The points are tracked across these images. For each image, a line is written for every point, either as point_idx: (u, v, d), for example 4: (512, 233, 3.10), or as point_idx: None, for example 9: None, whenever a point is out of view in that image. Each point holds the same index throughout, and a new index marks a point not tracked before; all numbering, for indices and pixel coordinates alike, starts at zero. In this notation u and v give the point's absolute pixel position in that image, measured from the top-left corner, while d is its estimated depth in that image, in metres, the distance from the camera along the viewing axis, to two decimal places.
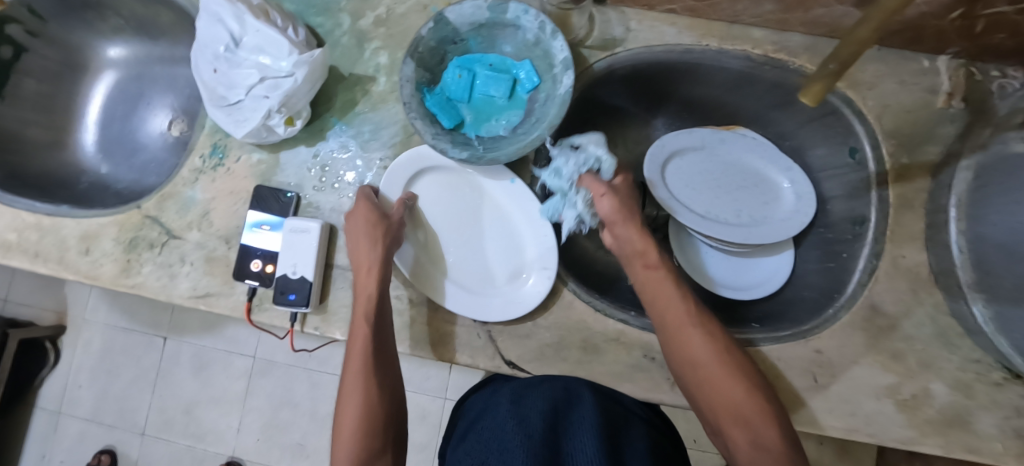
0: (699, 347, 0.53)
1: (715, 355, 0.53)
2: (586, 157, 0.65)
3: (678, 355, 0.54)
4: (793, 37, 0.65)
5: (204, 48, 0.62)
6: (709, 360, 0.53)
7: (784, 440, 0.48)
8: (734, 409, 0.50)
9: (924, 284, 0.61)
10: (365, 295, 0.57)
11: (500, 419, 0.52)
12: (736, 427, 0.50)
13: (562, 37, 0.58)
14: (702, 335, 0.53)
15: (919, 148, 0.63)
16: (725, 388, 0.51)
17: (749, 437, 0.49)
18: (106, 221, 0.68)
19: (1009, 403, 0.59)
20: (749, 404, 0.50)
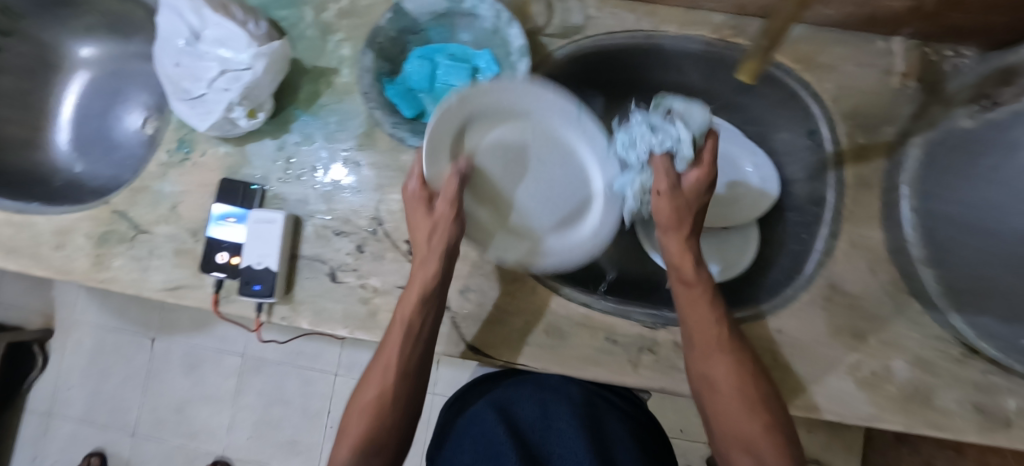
0: (723, 375, 0.52)
1: (730, 382, 0.52)
2: (667, 138, 0.56)
3: (697, 374, 0.53)
4: (751, 22, 0.65)
5: (166, 41, 0.62)
6: (729, 389, 0.52)
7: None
8: (735, 442, 0.50)
9: (883, 262, 0.62)
10: (428, 289, 0.55)
11: (489, 423, 0.70)
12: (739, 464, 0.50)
13: (517, 24, 0.59)
14: (728, 365, 0.52)
15: (876, 128, 0.63)
16: (731, 421, 0.51)
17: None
18: (76, 216, 0.68)
19: (969, 377, 0.60)
20: (766, 442, 0.50)
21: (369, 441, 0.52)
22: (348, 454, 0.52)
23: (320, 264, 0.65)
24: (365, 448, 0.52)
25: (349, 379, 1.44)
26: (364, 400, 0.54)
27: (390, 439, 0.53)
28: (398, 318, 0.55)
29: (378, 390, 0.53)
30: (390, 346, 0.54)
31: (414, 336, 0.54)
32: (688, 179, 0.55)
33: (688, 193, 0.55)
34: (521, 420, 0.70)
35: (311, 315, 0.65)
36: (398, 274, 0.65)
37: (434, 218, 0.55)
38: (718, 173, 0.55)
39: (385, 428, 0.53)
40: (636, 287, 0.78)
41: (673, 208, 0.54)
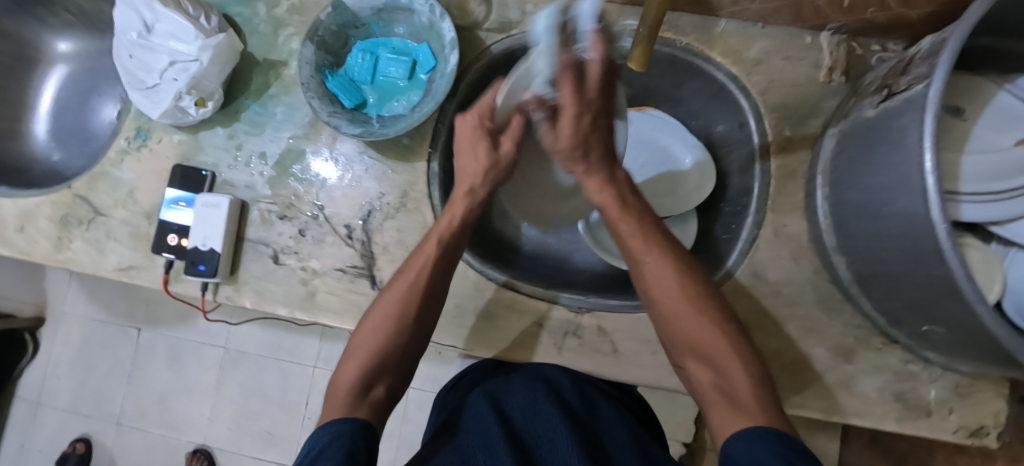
0: (661, 284, 0.55)
1: (681, 285, 0.54)
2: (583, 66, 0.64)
3: (645, 283, 0.56)
4: (682, 17, 0.67)
5: (121, 34, 0.66)
6: (674, 297, 0.54)
7: (753, 381, 0.49)
8: (699, 344, 0.52)
9: (806, 251, 0.64)
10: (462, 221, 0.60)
11: (483, 414, 0.58)
12: (703, 365, 0.52)
13: (448, 18, 0.63)
14: (664, 271, 0.55)
15: (803, 121, 0.65)
16: (692, 326, 0.53)
17: (714, 378, 0.51)
18: (40, 200, 0.72)
19: (889, 366, 0.62)
20: (714, 344, 0.52)
21: (377, 366, 0.55)
22: (356, 374, 0.55)
23: (264, 247, 0.69)
24: (368, 375, 0.55)
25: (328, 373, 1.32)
26: (370, 329, 0.57)
27: (395, 366, 0.57)
28: (434, 236, 0.59)
29: (388, 316, 0.57)
30: (417, 267, 0.58)
31: (445, 262, 0.59)
32: (562, 132, 0.53)
33: (569, 143, 0.54)
34: (514, 411, 0.59)
35: (253, 294, 0.68)
36: (336, 257, 0.67)
37: (496, 155, 0.59)
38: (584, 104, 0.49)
39: (395, 354, 0.56)
40: (578, 274, 0.80)
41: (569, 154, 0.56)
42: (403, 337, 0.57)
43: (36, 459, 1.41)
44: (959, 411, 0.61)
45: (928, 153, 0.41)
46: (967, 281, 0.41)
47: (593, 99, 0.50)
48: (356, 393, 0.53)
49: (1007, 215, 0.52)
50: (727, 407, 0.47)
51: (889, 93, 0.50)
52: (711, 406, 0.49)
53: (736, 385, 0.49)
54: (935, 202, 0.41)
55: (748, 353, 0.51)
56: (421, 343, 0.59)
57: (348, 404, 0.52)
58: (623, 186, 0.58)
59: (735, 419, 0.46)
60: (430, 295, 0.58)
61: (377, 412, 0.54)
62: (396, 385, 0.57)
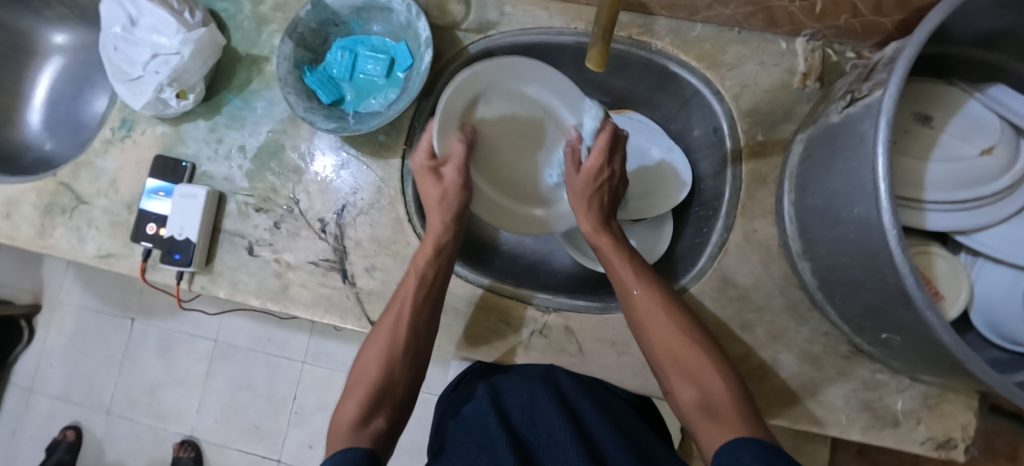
0: (647, 309, 0.55)
1: (663, 308, 0.55)
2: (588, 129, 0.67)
3: (631, 310, 0.57)
4: (658, 20, 0.67)
5: (106, 27, 0.68)
6: (658, 318, 0.54)
7: (733, 391, 0.49)
8: (682, 362, 0.52)
9: (775, 256, 0.64)
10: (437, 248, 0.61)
11: (482, 408, 0.58)
12: (686, 382, 0.51)
13: (423, 17, 0.64)
14: (644, 295, 0.56)
15: (776, 126, 0.65)
16: (668, 341, 0.53)
17: (697, 395, 0.50)
18: (26, 187, 0.74)
19: (856, 375, 0.61)
20: (693, 355, 0.52)
21: (376, 398, 0.53)
22: (355, 410, 0.52)
23: (239, 239, 0.70)
24: (370, 406, 0.52)
25: (317, 369, 1.30)
26: (368, 360, 0.56)
27: (392, 397, 0.54)
28: (413, 267, 0.60)
29: (387, 343, 0.56)
30: (402, 297, 0.58)
31: (427, 287, 0.59)
32: (580, 177, 0.64)
33: (581, 186, 0.64)
34: (513, 408, 0.58)
35: (227, 285, 0.69)
36: (310, 250, 0.68)
37: (444, 185, 0.62)
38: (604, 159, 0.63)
39: (394, 385, 0.55)
40: (554, 272, 0.80)
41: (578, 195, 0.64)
42: (398, 363, 0.56)
43: (26, 445, 1.38)
44: (927, 422, 0.60)
45: (881, 155, 0.41)
46: (916, 287, 0.40)
47: (613, 170, 0.65)
48: (358, 425, 0.50)
49: (971, 225, 0.53)
50: (710, 422, 0.47)
51: (851, 99, 0.49)
52: (696, 424, 0.49)
53: (716, 396, 0.49)
54: (886, 207, 0.41)
55: (725, 366, 0.52)
56: (417, 373, 0.58)
57: (351, 436, 0.49)
58: (615, 232, 0.63)
59: (721, 432, 0.45)
60: (417, 324, 0.58)
61: (381, 444, 0.50)
62: (396, 418, 0.54)
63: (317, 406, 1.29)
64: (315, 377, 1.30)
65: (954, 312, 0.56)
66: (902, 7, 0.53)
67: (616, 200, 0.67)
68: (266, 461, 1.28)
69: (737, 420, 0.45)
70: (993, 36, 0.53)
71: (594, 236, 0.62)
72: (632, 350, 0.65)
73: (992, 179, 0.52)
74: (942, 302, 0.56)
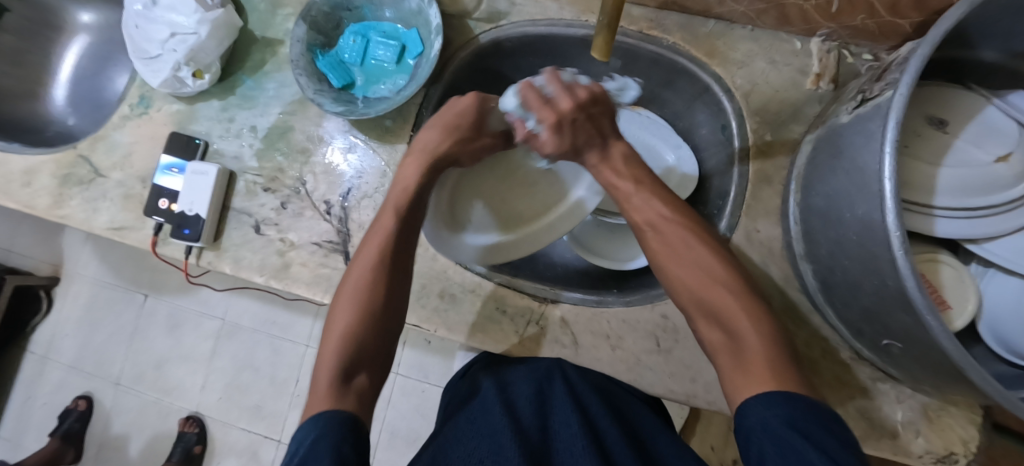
0: (668, 249, 0.52)
1: (688, 249, 0.52)
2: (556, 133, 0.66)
3: (656, 262, 0.54)
4: (670, 16, 0.67)
5: (129, 5, 0.70)
6: (687, 255, 0.52)
7: (768, 336, 0.45)
8: (710, 307, 0.49)
9: (776, 258, 0.63)
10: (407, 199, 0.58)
11: (489, 401, 0.59)
12: (713, 328, 0.49)
13: (434, 5, 0.64)
14: (664, 233, 0.53)
15: (784, 126, 0.64)
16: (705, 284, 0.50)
17: (724, 338, 0.47)
18: (46, 158, 0.77)
19: (854, 383, 0.60)
20: (726, 298, 0.48)
21: (354, 355, 0.50)
22: (332, 371, 0.49)
23: (246, 217, 0.71)
24: (348, 364, 0.50)
25: None
26: (343, 309, 0.53)
27: (371, 358, 0.52)
28: (380, 225, 0.57)
29: (359, 298, 0.54)
30: (370, 250, 0.56)
31: (402, 235, 0.57)
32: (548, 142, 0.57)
33: (557, 149, 0.57)
34: (519, 399, 0.59)
35: (232, 261, 0.70)
36: (313, 231, 0.69)
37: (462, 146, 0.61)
38: (555, 114, 0.54)
39: (368, 346, 0.52)
40: (556, 267, 0.80)
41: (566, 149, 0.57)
42: (374, 321, 0.53)
43: (40, 411, 1.42)
44: (926, 436, 0.58)
45: (888, 155, 0.40)
46: (917, 291, 0.39)
47: (576, 100, 0.55)
48: (339, 383, 0.48)
49: (982, 234, 0.52)
50: (739, 371, 0.44)
51: (863, 99, 0.48)
52: (723, 366, 0.47)
53: (746, 340, 0.45)
54: (891, 208, 0.40)
55: (762, 313, 0.47)
56: (393, 325, 0.55)
57: (332, 397, 0.47)
58: (619, 162, 0.57)
59: (753, 382, 0.42)
60: (390, 280, 0.55)
61: (363, 406, 0.48)
62: (375, 379, 0.52)
63: None
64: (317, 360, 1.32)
65: (962, 323, 0.54)
66: (919, 7, 0.52)
67: (609, 117, 0.57)
68: (267, 440, 1.30)
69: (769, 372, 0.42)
70: (1014, 40, 0.51)
71: (601, 178, 0.58)
72: (626, 345, 0.64)
73: (1006, 187, 0.51)
74: (948, 313, 0.54)
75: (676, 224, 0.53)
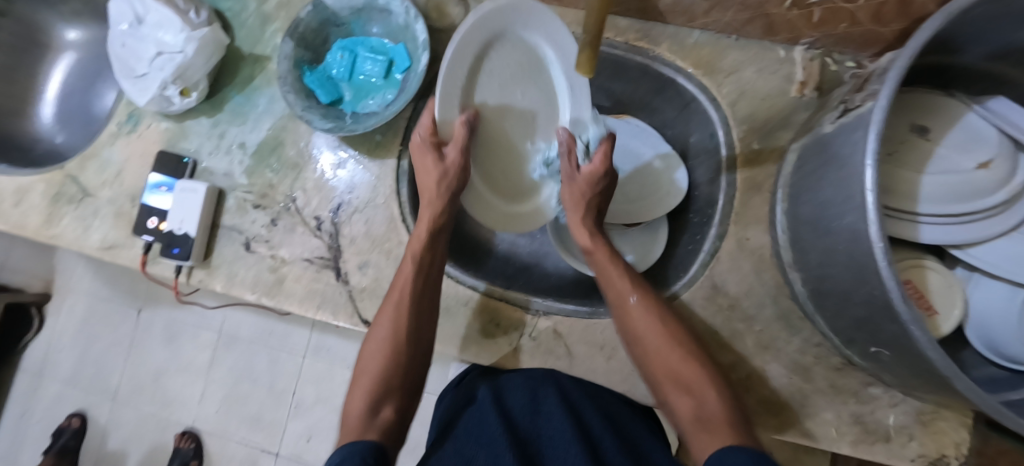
0: (642, 317, 0.55)
1: (655, 325, 0.54)
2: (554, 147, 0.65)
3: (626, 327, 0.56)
4: (656, 26, 0.68)
5: (115, 24, 0.70)
6: (651, 330, 0.54)
7: (727, 405, 0.48)
8: (676, 376, 0.52)
9: (767, 265, 0.63)
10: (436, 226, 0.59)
11: (484, 408, 0.58)
12: (682, 395, 0.51)
13: (421, 20, 0.65)
14: (643, 306, 0.55)
15: (771, 134, 0.64)
16: (665, 355, 0.53)
17: (693, 406, 0.49)
18: (34, 178, 0.77)
19: (846, 388, 0.60)
20: (684, 368, 0.52)
21: (384, 387, 0.52)
22: (364, 402, 0.51)
23: (237, 234, 0.71)
24: (376, 396, 0.52)
25: (316, 363, 1.32)
26: (374, 340, 0.55)
27: (400, 387, 0.54)
28: (409, 254, 0.59)
29: (390, 329, 0.55)
30: (400, 283, 0.57)
31: (424, 273, 0.58)
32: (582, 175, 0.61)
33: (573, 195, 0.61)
34: (514, 408, 0.58)
35: (224, 279, 0.70)
36: (305, 247, 0.69)
37: (445, 164, 0.56)
38: (603, 168, 0.60)
39: (397, 374, 0.54)
40: (548, 277, 0.81)
41: (576, 201, 0.61)
42: (402, 350, 0.54)
43: (34, 429, 1.41)
44: (919, 439, 0.59)
45: (870, 167, 0.41)
46: (902, 302, 0.40)
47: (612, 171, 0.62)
48: (367, 415, 0.50)
49: (967, 240, 0.53)
50: (702, 432, 0.46)
51: (845, 109, 0.49)
52: (689, 433, 0.48)
53: (710, 410, 0.48)
54: (874, 220, 0.41)
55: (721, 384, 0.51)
56: (423, 352, 0.57)
57: (361, 427, 0.49)
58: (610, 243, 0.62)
59: (710, 439, 0.45)
60: (419, 309, 0.57)
61: (390, 435, 0.50)
62: (405, 405, 0.54)
63: (316, 399, 1.30)
64: (314, 371, 1.31)
65: (948, 328, 0.55)
66: (901, 16, 0.52)
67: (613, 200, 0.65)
68: (265, 452, 1.29)
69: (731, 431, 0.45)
70: (995, 47, 0.52)
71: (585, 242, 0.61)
72: (619, 355, 0.65)
73: (988, 194, 0.51)
74: (935, 318, 0.55)
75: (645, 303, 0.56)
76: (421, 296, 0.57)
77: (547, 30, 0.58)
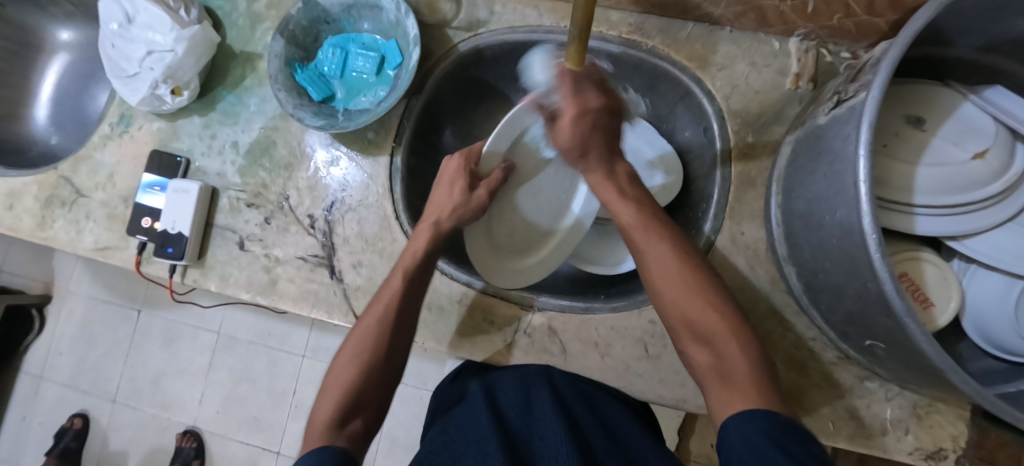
0: (657, 257, 0.51)
1: (676, 267, 0.50)
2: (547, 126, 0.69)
3: (644, 270, 0.52)
4: (649, 19, 0.67)
5: (105, 24, 0.69)
6: (670, 270, 0.50)
7: (754, 360, 0.44)
8: (693, 325, 0.48)
9: (762, 260, 0.63)
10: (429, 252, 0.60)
11: (476, 407, 0.58)
12: (702, 349, 0.47)
13: (412, 16, 0.64)
14: (658, 245, 0.51)
15: (766, 128, 0.64)
16: (682, 300, 0.48)
17: (712, 360, 0.45)
18: (28, 180, 0.77)
19: (842, 382, 0.60)
20: (709, 317, 0.47)
21: (355, 398, 0.50)
22: (332, 409, 0.50)
23: (231, 234, 0.71)
24: (348, 405, 0.50)
25: (316, 363, 1.31)
26: (350, 348, 0.54)
27: (372, 400, 0.52)
28: (401, 267, 0.59)
29: (370, 340, 0.54)
30: (384, 299, 0.57)
31: (410, 294, 0.58)
32: (563, 135, 0.55)
33: (567, 146, 0.56)
34: (506, 407, 0.58)
35: (217, 279, 0.70)
36: (299, 246, 0.69)
37: (469, 197, 0.63)
38: (573, 102, 0.51)
39: (371, 387, 0.52)
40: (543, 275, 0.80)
41: (570, 149, 0.56)
42: (377, 361, 0.53)
43: (37, 430, 1.42)
44: (916, 433, 0.59)
45: (862, 159, 0.40)
46: (896, 294, 0.39)
47: (591, 101, 0.52)
48: (334, 424, 0.48)
49: (963, 231, 0.52)
50: (721, 386, 0.43)
51: (838, 100, 0.48)
52: (711, 391, 0.45)
53: (733, 363, 0.44)
54: (867, 212, 0.40)
55: (752, 339, 0.46)
56: (398, 369, 0.56)
57: (327, 436, 0.47)
58: (624, 179, 0.58)
59: (730, 399, 0.41)
60: (400, 323, 0.56)
61: (356, 446, 0.48)
62: (374, 420, 0.52)
63: (316, 399, 1.30)
64: (314, 371, 1.31)
65: (945, 321, 0.54)
66: (894, 6, 0.52)
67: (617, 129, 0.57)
68: (266, 452, 1.30)
69: (750, 388, 0.41)
70: (988, 37, 0.51)
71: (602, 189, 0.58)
72: (614, 352, 0.65)
73: (984, 184, 0.51)
74: (931, 311, 0.55)
75: (662, 239, 0.52)
76: (402, 318, 0.56)
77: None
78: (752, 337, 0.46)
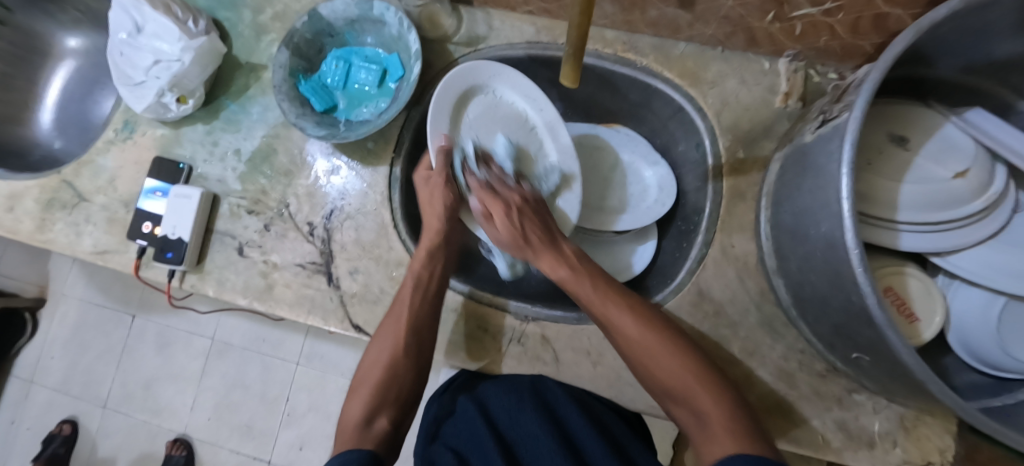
0: (630, 325, 0.53)
1: (642, 330, 0.52)
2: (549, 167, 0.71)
3: (614, 338, 0.54)
4: (643, 38, 0.70)
5: (114, 33, 0.71)
6: (637, 333, 0.52)
7: (729, 409, 0.47)
8: (672, 388, 0.51)
9: (751, 272, 0.64)
10: (434, 245, 0.63)
11: (470, 414, 0.61)
12: (683, 408, 0.50)
13: (414, 30, 0.66)
14: (624, 312, 0.53)
15: (756, 144, 0.66)
16: (660, 366, 0.51)
17: (692, 417, 0.49)
18: (31, 183, 0.78)
19: (831, 395, 0.61)
20: (682, 375, 0.50)
21: (377, 399, 0.55)
22: (361, 411, 0.55)
23: (230, 239, 0.72)
24: (372, 407, 0.55)
25: (310, 371, 1.31)
26: (374, 352, 0.59)
27: (395, 399, 0.56)
28: (410, 270, 0.62)
29: (391, 346, 0.58)
30: (400, 298, 0.60)
31: (423, 288, 0.61)
32: (501, 230, 0.60)
33: (509, 236, 0.59)
34: (499, 413, 0.61)
35: (215, 284, 0.71)
36: (296, 252, 0.70)
37: (435, 186, 0.64)
38: (495, 205, 0.61)
39: (395, 386, 0.57)
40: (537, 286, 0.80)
41: (516, 245, 0.59)
42: (401, 360, 0.58)
43: (25, 436, 1.40)
44: (903, 446, 0.59)
45: (844, 177, 0.42)
46: (877, 307, 0.41)
47: (512, 199, 0.62)
48: (362, 425, 0.53)
49: (945, 247, 0.53)
50: (704, 437, 0.46)
51: (824, 119, 0.50)
52: (694, 443, 0.48)
53: (709, 414, 0.47)
54: (849, 227, 0.42)
55: (721, 387, 0.50)
56: (422, 365, 0.59)
57: (356, 437, 0.52)
58: (573, 260, 0.58)
59: (715, 446, 0.44)
60: (418, 324, 0.59)
61: (383, 446, 0.53)
62: (399, 418, 0.56)
63: (309, 408, 1.29)
64: (308, 379, 1.31)
65: (930, 335, 0.55)
66: (877, 29, 0.54)
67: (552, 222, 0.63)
68: (256, 461, 1.28)
69: (726, 435, 0.44)
70: (970, 60, 0.53)
71: (554, 274, 0.57)
72: (606, 361, 0.65)
73: (964, 202, 0.52)
74: (916, 325, 0.56)
75: (617, 302, 0.54)
76: (421, 309, 0.60)
77: (519, 85, 0.70)
78: (722, 385, 0.50)
